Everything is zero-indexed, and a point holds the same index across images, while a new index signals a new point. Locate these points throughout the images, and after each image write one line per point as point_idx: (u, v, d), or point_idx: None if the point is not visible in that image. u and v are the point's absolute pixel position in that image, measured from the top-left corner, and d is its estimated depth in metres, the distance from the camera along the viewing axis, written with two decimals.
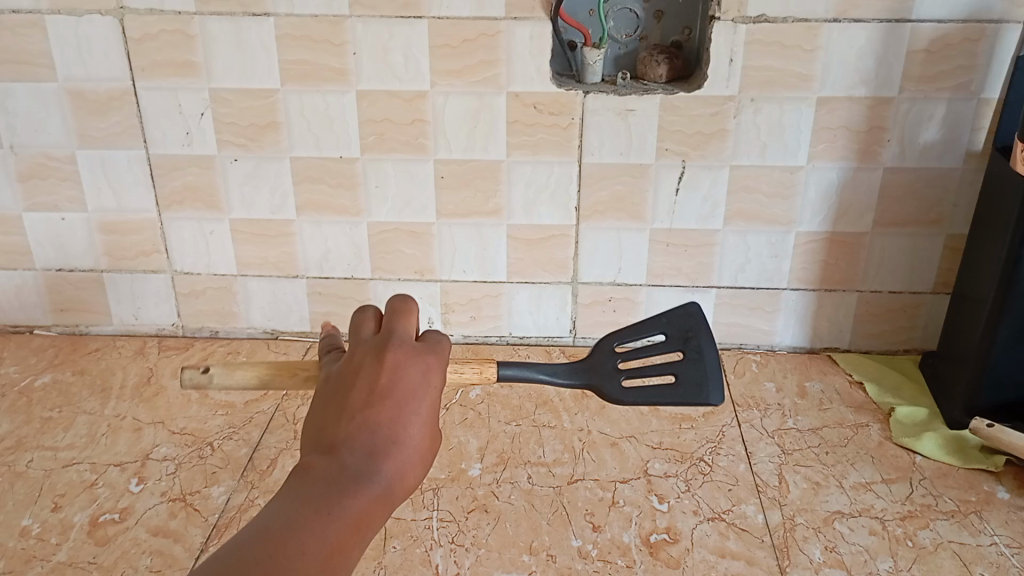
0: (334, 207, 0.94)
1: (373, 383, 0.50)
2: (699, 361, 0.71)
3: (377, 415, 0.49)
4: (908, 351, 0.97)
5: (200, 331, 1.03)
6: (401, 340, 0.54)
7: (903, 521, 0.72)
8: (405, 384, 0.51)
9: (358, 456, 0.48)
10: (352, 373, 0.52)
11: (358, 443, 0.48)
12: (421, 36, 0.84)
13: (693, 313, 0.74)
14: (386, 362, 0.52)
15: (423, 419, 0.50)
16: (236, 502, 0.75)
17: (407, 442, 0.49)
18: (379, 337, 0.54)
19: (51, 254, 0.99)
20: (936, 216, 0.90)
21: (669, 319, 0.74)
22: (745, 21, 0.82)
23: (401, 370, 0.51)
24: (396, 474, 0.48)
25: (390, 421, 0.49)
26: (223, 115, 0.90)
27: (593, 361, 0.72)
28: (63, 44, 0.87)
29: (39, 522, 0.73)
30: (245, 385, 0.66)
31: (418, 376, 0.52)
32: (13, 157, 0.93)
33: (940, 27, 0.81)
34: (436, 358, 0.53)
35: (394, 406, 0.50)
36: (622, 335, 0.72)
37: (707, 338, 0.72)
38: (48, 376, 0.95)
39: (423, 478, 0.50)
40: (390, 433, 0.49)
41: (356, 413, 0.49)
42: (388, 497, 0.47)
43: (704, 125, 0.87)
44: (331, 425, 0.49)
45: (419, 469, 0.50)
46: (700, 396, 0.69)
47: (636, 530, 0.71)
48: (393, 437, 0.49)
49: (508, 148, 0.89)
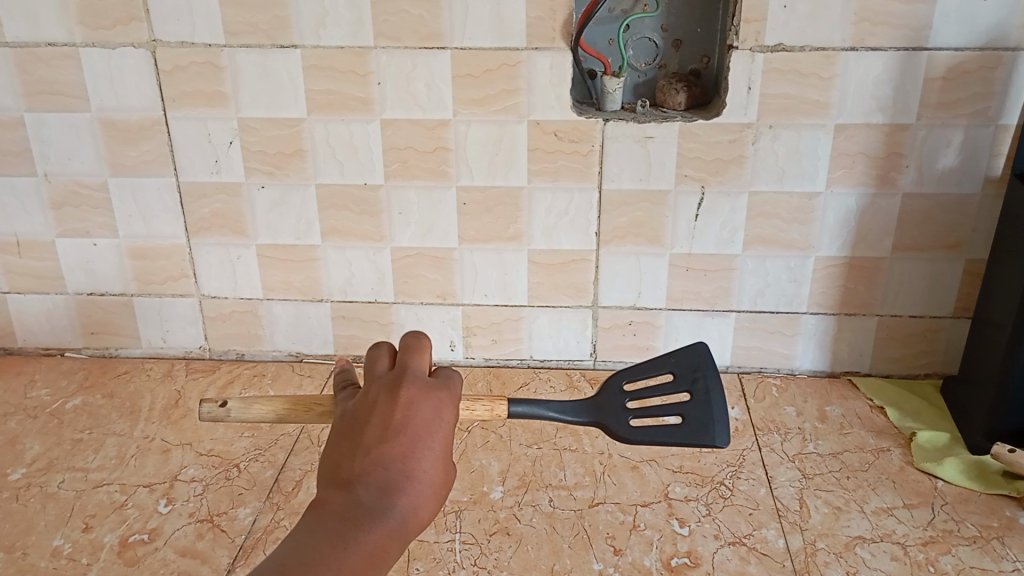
0: (358, 233, 0.96)
1: (387, 420, 0.51)
2: (706, 402, 0.71)
3: (391, 450, 0.50)
4: (929, 375, 0.97)
5: (226, 353, 1.04)
6: (414, 377, 0.55)
7: (925, 546, 0.72)
8: (419, 419, 0.52)
9: (373, 491, 0.48)
10: (366, 410, 0.53)
11: (372, 479, 0.49)
12: (444, 66, 0.86)
13: (702, 353, 0.74)
14: (400, 398, 0.53)
15: (436, 455, 0.51)
16: (262, 523, 0.76)
17: (419, 477, 0.50)
18: (393, 374, 0.56)
19: (82, 279, 1.01)
20: (955, 241, 0.90)
21: (678, 359, 0.74)
22: (763, 50, 0.83)
23: (415, 406, 0.52)
24: (410, 510, 0.48)
25: (404, 456, 0.50)
26: (250, 144, 0.92)
27: (601, 402, 0.72)
28: (97, 76, 0.90)
29: (70, 542, 0.74)
30: (262, 418, 0.67)
31: (431, 412, 0.53)
32: (47, 184, 0.96)
33: (956, 55, 0.82)
34: (448, 394, 0.54)
35: (408, 442, 0.50)
36: (630, 372, 0.73)
37: (714, 378, 0.72)
38: (78, 399, 0.97)
39: (435, 513, 0.50)
40: (403, 468, 0.49)
41: (371, 448, 0.50)
42: (402, 532, 0.48)
43: (723, 152, 0.88)
44: (347, 461, 0.50)
45: (432, 504, 0.50)
46: (704, 436, 0.68)
47: (657, 553, 0.72)
48: (407, 473, 0.49)
49: (529, 174, 0.91)
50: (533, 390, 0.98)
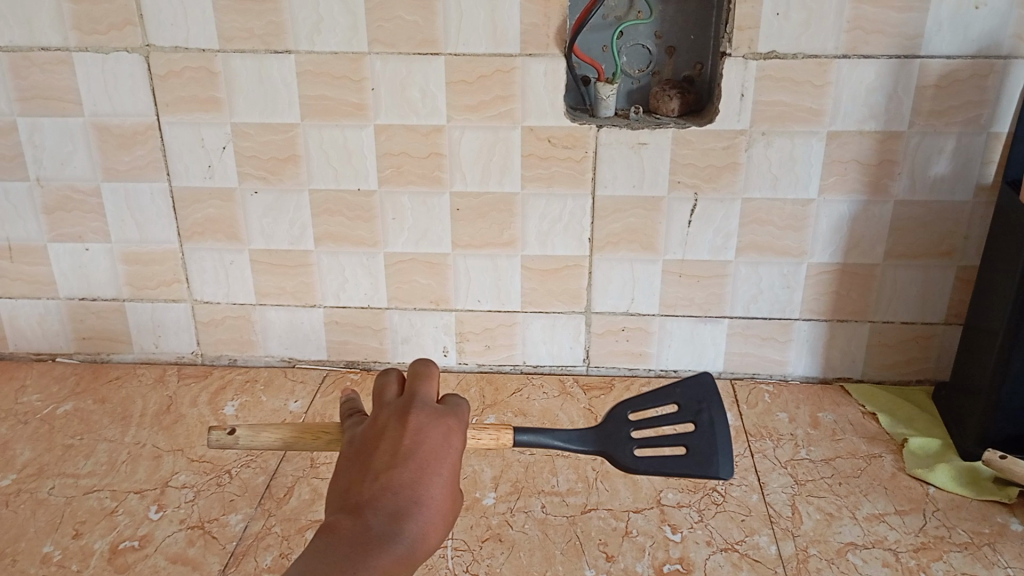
0: (352, 239, 0.96)
1: (396, 446, 0.51)
2: (711, 434, 0.70)
3: (400, 476, 0.49)
4: (921, 381, 0.98)
5: (219, 359, 1.04)
6: (423, 404, 0.55)
7: (916, 553, 0.73)
8: (427, 445, 0.51)
9: (382, 516, 0.48)
10: (375, 437, 0.53)
11: (382, 503, 0.48)
12: (438, 72, 0.86)
13: (707, 384, 0.73)
14: (409, 425, 0.53)
15: (444, 481, 0.50)
16: (253, 530, 0.76)
17: (428, 503, 0.49)
18: (402, 401, 0.55)
19: (75, 283, 1.01)
20: (947, 249, 0.91)
21: (683, 389, 0.73)
22: (756, 57, 0.84)
23: (423, 433, 0.52)
24: (418, 535, 0.48)
25: (414, 481, 0.49)
26: (245, 149, 0.92)
27: (605, 430, 0.71)
28: (91, 81, 0.90)
29: (60, 549, 0.74)
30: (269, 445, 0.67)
31: (440, 437, 0.52)
32: (40, 189, 0.96)
33: (949, 63, 0.82)
34: (456, 422, 0.54)
35: (417, 468, 0.50)
36: (636, 401, 0.72)
37: (719, 410, 0.71)
38: (70, 404, 0.96)
39: (443, 540, 0.50)
40: (412, 493, 0.49)
41: (380, 473, 0.50)
42: (411, 557, 0.47)
43: (717, 158, 0.88)
44: (356, 486, 0.50)
45: (440, 532, 0.49)
46: (708, 469, 0.68)
47: (649, 560, 0.72)
48: (415, 497, 0.49)
49: (523, 180, 0.91)
50: (526, 396, 0.97)
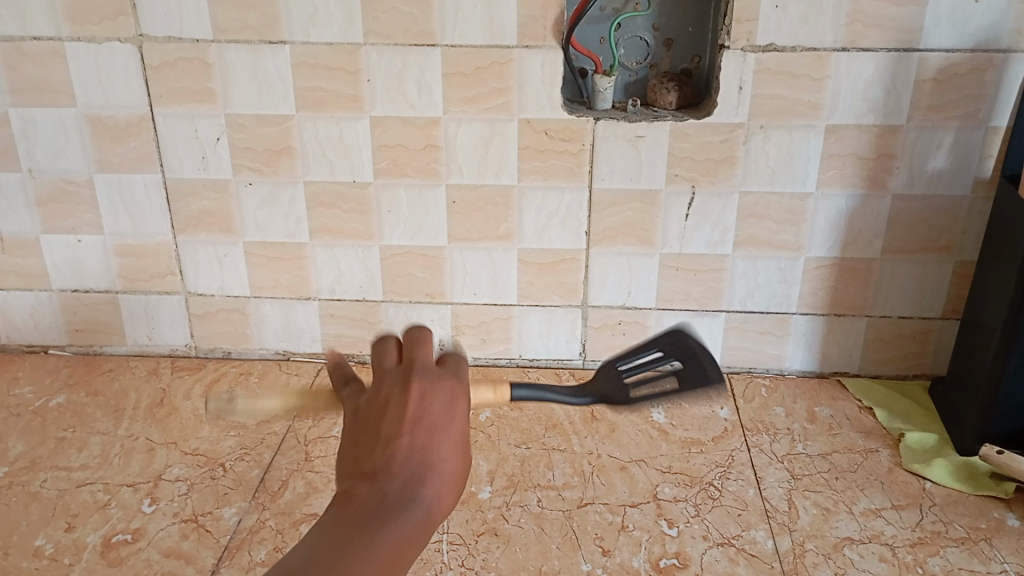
0: (348, 232, 0.95)
1: (401, 413, 0.43)
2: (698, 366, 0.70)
3: (411, 439, 0.43)
4: (918, 376, 0.98)
5: (213, 352, 1.04)
6: (426, 370, 0.46)
7: (913, 547, 0.72)
8: (434, 412, 0.44)
9: (398, 483, 0.41)
10: (379, 408, 0.44)
11: (397, 469, 0.41)
12: (435, 64, 0.86)
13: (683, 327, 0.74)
14: (414, 390, 0.45)
15: (456, 446, 0.44)
16: (247, 523, 0.76)
17: (441, 467, 0.42)
18: (402, 370, 0.46)
19: (67, 276, 1.00)
20: (945, 244, 0.90)
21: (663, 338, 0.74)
22: (754, 50, 0.83)
23: (430, 398, 0.45)
24: (435, 502, 0.41)
25: (427, 447, 0.43)
26: (239, 141, 0.91)
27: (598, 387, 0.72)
28: (84, 72, 0.89)
29: (52, 542, 0.73)
30: None
31: (447, 405, 0.45)
32: (32, 181, 0.95)
33: (948, 57, 0.82)
34: (461, 388, 0.47)
35: (428, 431, 0.43)
36: (622, 353, 0.74)
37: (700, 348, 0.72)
38: (62, 397, 0.96)
39: (457, 506, 0.43)
40: (425, 456, 0.42)
41: (388, 438, 0.43)
42: (427, 525, 0.41)
43: (714, 152, 0.88)
44: (364, 454, 0.42)
45: (453, 499, 0.43)
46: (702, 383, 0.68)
47: (646, 555, 0.72)
48: (428, 466, 0.42)
49: (520, 173, 0.90)
50: None
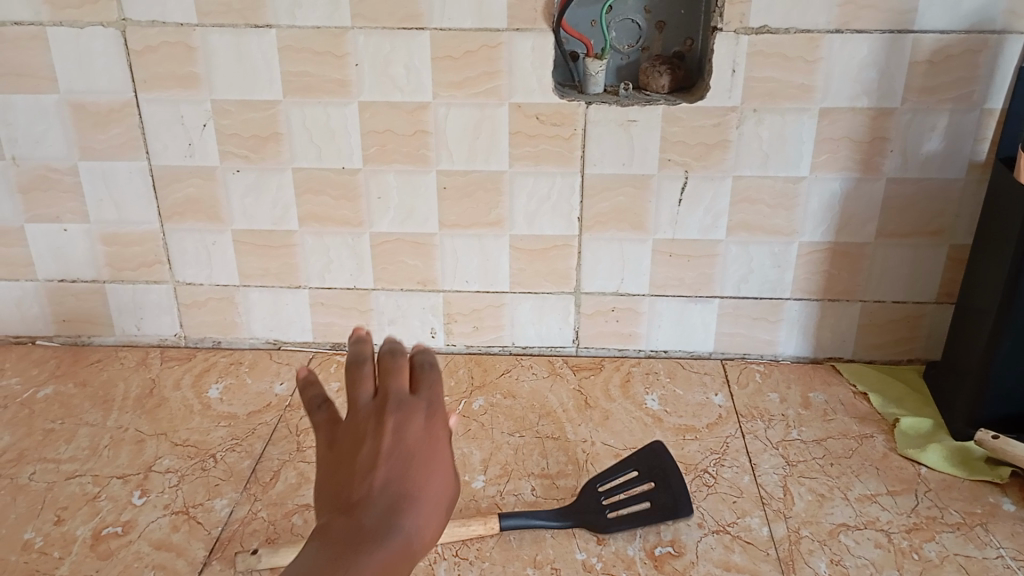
0: (337, 219, 0.94)
1: (378, 446, 0.50)
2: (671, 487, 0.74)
3: (387, 473, 0.49)
4: (912, 361, 0.97)
5: (203, 341, 1.02)
6: (400, 400, 0.53)
7: (909, 533, 0.72)
8: (410, 440, 0.51)
9: (375, 513, 0.47)
10: (355, 438, 0.51)
11: (375, 501, 0.48)
12: (423, 48, 0.84)
13: (658, 451, 0.78)
14: (388, 424, 0.51)
15: (436, 473, 0.51)
16: (239, 515, 0.75)
17: (421, 496, 0.49)
18: (377, 402, 0.53)
19: (53, 265, 0.99)
20: (939, 227, 0.90)
21: (638, 459, 0.78)
22: (747, 32, 0.82)
23: (405, 428, 0.51)
24: (415, 529, 0.47)
25: (401, 475, 0.49)
26: (225, 127, 0.90)
27: (579, 503, 0.74)
28: (65, 57, 0.87)
29: (41, 535, 0.73)
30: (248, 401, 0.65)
31: (423, 426, 0.52)
32: (15, 168, 0.93)
33: (942, 38, 0.81)
34: (439, 413, 0.54)
35: (404, 463, 0.50)
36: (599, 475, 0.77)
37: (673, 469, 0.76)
38: (49, 388, 0.95)
39: (440, 531, 0.50)
40: (402, 486, 0.49)
41: (366, 473, 0.49)
42: (410, 550, 0.47)
43: (707, 136, 0.87)
44: (344, 489, 0.49)
45: (437, 524, 0.49)
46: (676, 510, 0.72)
47: (640, 543, 0.71)
48: (404, 491, 0.49)
49: (511, 159, 0.89)
50: (514, 377, 0.96)
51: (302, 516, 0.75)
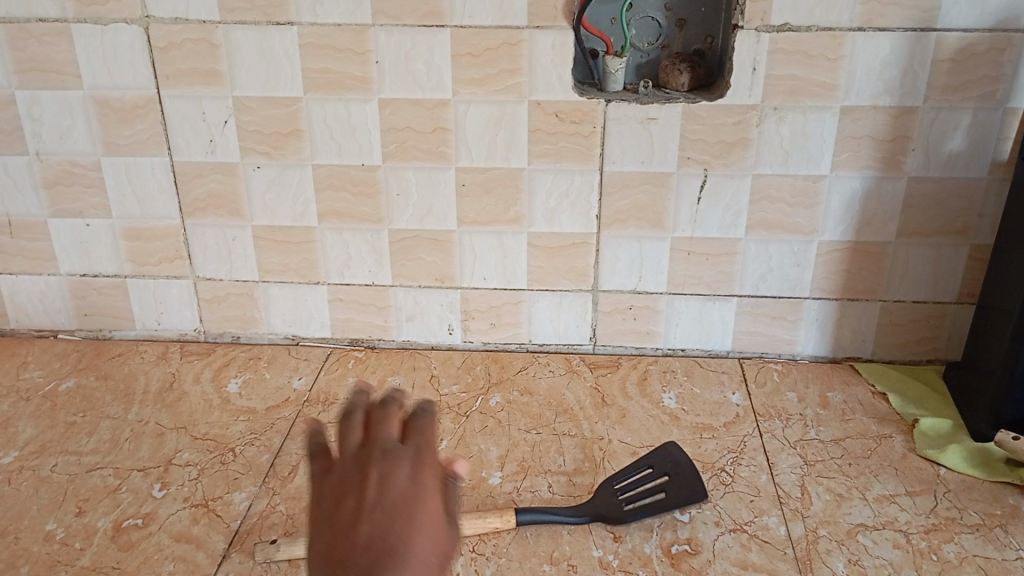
0: (356, 215, 0.94)
1: (363, 496, 0.40)
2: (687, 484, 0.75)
3: (374, 529, 0.39)
4: (932, 361, 0.97)
5: (222, 336, 1.03)
6: (390, 444, 0.43)
7: (928, 534, 0.72)
8: (398, 493, 0.40)
9: None
10: (338, 489, 0.41)
11: None
12: (444, 44, 0.85)
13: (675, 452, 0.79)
14: (375, 471, 0.41)
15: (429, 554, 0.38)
16: (258, 508, 0.76)
17: None
18: (365, 446, 0.43)
19: (76, 260, 1.00)
20: (961, 226, 0.89)
21: (654, 458, 0.79)
22: (769, 30, 0.82)
23: (393, 477, 0.41)
24: None
25: (388, 530, 0.39)
26: (247, 123, 0.90)
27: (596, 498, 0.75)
28: (90, 53, 0.88)
29: (63, 527, 0.73)
30: None
31: (414, 474, 0.41)
32: (39, 163, 0.94)
33: (966, 36, 0.81)
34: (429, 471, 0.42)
35: (392, 520, 0.39)
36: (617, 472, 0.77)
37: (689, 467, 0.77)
38: (72, 381, 0.96)
39: None
40: (389, 549, 0.38)
41: (349, 530, 0.39)
42: None
43: (727, 134, 0.87)
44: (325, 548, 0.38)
45: None
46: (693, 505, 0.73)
47: (657, 540, 0.71)
48: (392, 546, 0.38)
49: (530, 156, 0.89)
50: (532, 374, 0.97)
51: None
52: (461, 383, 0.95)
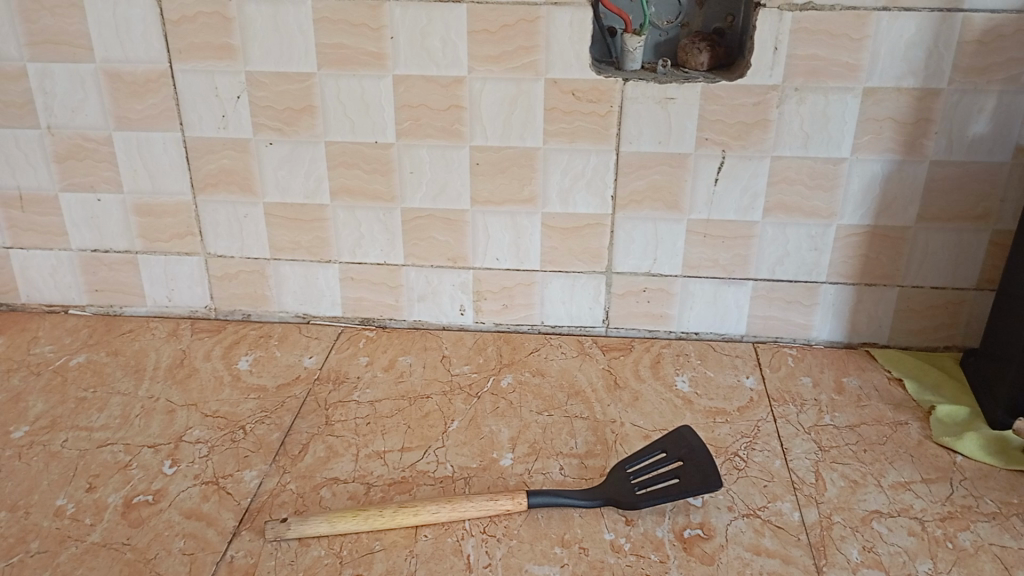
0: (369, 193, 0.93)
1: None
2: (700, 464, 0.73)
3: None
4: (949, 348, 0.96)
5: (233, 313, 1.03)
6: None
7: (943, 522, 0.71)
8: None
9: None
10: None
11: None
12: (460, 20, 0.83)
13: (686, 435, 0.77)
14: None
15: None
16: (268, 486, 0.75)
17: None
18: None
19: (87, 235, 0.99)
20: (982, 211, 0.88)
21: (666, 441, 0.77)
22: (791, 9, 0.80)
23: None
24: None
25: None
26: (259, 99, 0.89)
27: (609, 485, 0.74)
28: (102, 26, 0.87)
29: (73, 502, 0.73)
30: None
31: None
32: (51, 137, 0.94)
33: (993, 17, 0.79)
34: None
35: None
36: (628, 458, 0.76)
37: (703, 448, 0.75)
38: (82, 356, 0.95)
39: None
40: None
41: None
42: None
43: (746, 115, 0.85)
44: None
45: None
46: (705, 486, 0.71)
47: (669, 525, 0.71)
48: None
49: (544, 135, 0.88)
50: (544, 356, 0.96)
51: (331, 488, 0.75)
52: (472, 364, 0.94)
